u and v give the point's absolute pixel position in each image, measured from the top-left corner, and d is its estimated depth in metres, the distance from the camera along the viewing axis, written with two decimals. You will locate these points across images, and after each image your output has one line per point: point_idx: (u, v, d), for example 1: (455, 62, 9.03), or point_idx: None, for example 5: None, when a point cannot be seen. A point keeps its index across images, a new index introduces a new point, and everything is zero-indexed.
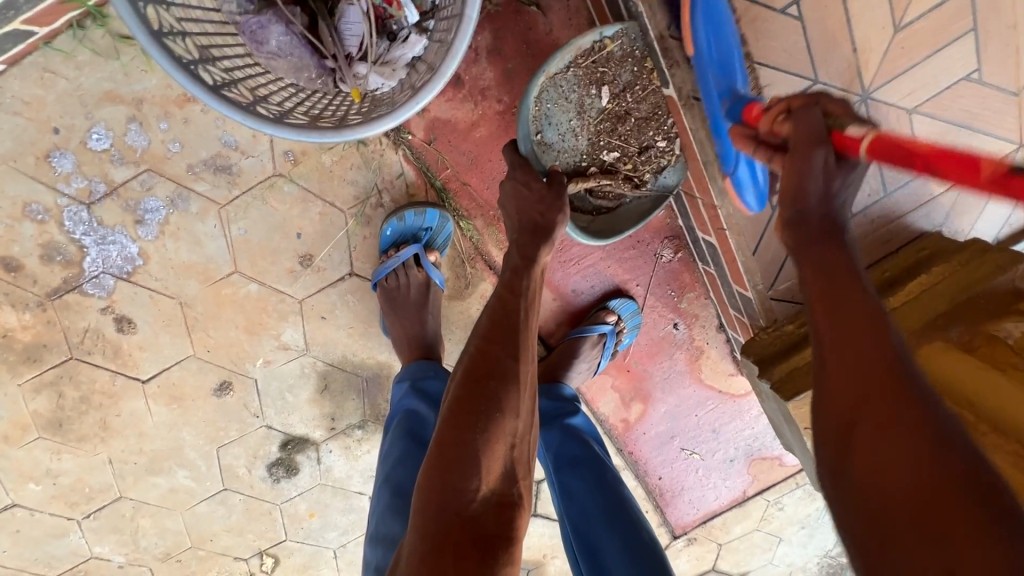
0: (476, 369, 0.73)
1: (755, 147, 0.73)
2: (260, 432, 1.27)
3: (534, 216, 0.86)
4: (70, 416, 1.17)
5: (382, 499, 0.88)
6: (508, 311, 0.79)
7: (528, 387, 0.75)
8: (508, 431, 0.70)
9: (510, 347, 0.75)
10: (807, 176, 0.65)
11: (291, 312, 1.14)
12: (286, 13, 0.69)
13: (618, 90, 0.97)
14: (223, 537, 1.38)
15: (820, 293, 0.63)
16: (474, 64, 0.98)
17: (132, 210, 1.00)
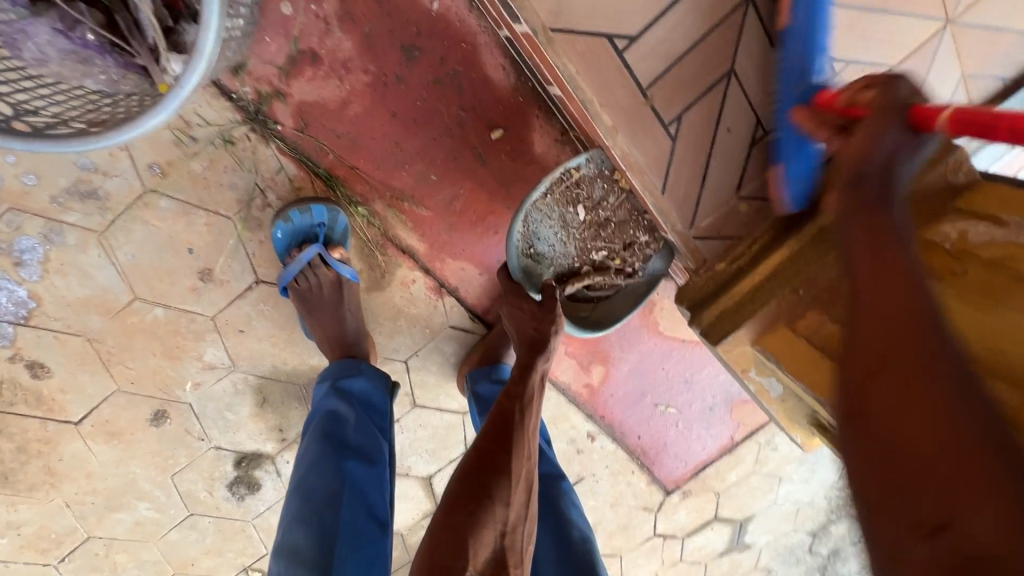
0: (474, 467, 0.80)
1: (817, 127, 0.69)
2: (210, 454, 1.25)
3: (530, 331, 0.96)
4: (13, 467, 1.16)
5: (290, 509, 0.84)
6: (504, 413, 0.88)
7: (522, 481, 0.82)
8: (497, 520, 0.76)
9: (504, 442, 0.83)
10: (874, 147, 0.56)
11: (207, 330, 1.09)
12: (67, 12, 0.64)
13: (594, 202, 1.02)
14: (204, 560, 1.38)
15: (868, 254, 0.49)
16: (328, 35, 0.89)
17: (8, 253, 0.95)
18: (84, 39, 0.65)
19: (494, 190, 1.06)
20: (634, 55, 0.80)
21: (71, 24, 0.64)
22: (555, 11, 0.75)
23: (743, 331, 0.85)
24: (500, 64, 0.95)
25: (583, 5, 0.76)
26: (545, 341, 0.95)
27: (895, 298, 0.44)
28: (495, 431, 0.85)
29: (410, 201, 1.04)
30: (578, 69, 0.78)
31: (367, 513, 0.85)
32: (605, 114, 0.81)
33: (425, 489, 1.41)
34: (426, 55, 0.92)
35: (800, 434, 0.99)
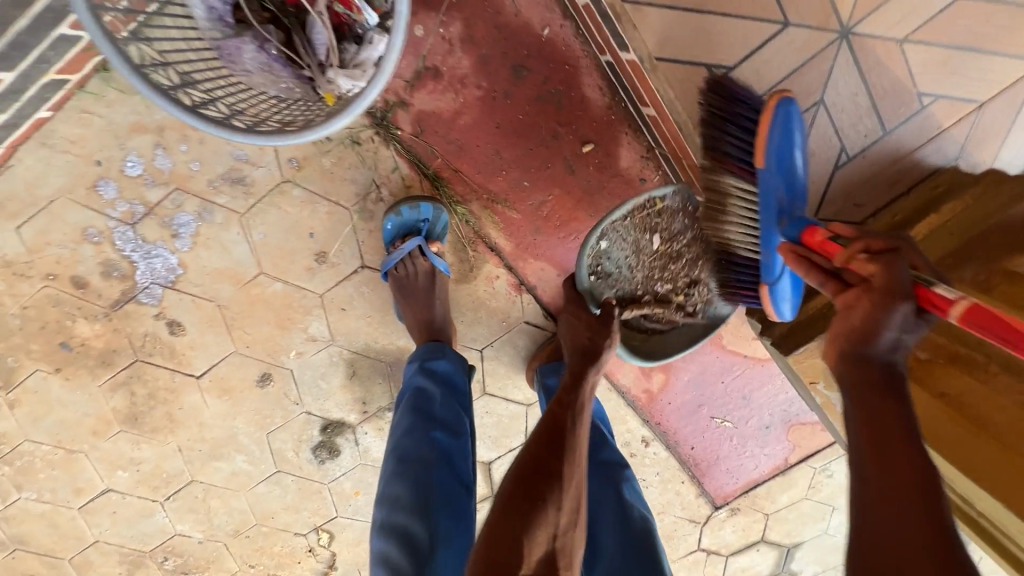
0: (521, 483, 0.79)
1: (808, 269, 0.69)
2: (302, 417, 1.40)
3: (584, 341, 0.99)
4: (142, 410, 1.35)
5: (388, 466, 0.96)
6: (556, 420, 0.89)
7: (574, 487, 0.82)
8: (549, 522, 0.77)
9: (555, 447, 0.84)
10: (880, 326, 0.60)
11: (314, 306, 1.24)
12: (261, 34, 0.77)
13: (669, 236, 1.12)
14: (283, 514, 1.54)
15: (871, 431, 0.57)
16: (450, 55, 1.02)
17: (168, 226, 1.13)
18: (272, 54, 0.79)
19: (580, 199, 1.15)
20: (730, 83, 0.87)
21: (263, 42, 0.78)
22: (661, 43, 0.84)
23: (817, 343, 0.90)
24: (597, 85, 1.05)
25: (686, 38, 0.85)
26: (597, 352, 0.97)
27: (904, 458, 0.54)
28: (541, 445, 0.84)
29: (503, 204, 1.15)
30: (677, 96, 0.86)
31: (454, 477, 0.96)
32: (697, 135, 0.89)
33: (484, 473, 1.51)
34: (532, 75, 1.03)
35: None
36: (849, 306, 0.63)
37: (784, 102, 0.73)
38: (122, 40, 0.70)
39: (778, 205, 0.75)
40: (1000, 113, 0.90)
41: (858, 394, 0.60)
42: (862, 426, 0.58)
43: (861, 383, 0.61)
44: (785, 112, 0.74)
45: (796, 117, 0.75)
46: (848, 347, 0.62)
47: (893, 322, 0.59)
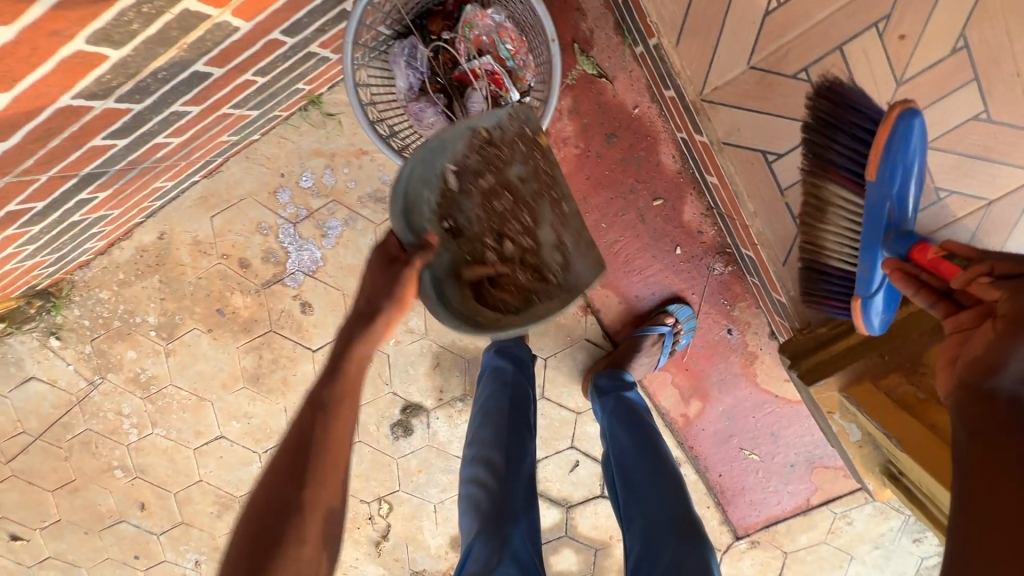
0: (270, 485, 0.66)
1: (918, 288, 0.81)
2: (388, 397, 1.67)
3: (361, 303, 0.79)
4: (264, 372, 1.65)
5: (475, 418, 1.25)
6: (303, 426, 0.70)
7: (332, 490, 0.68)
8: (314, 535, 0.64)
9: (299, 466, 0.67)
10: (1008, 356, 0.64)
11: (417, 303, 1.53)
12: (435, 99, 1.09)
13: (509, 170, 0.96)
14: (354, 480, 1.79)
15: (986, 440, 0.63)
16: (558, 121, 1.31)
17: (321, 228, 1.45)
18: (441, 114, 1.10)
19: (645, 241, 1.41)
20: (780, 165, 1.10)
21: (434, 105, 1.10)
22: (729, 132, 1.08)
23: (833, 378, 1.10)
24: (671, 153, 1.32)
25: (749, 129, 1.07)
26: (374, 311, 0.78)
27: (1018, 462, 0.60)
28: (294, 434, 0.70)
29: None
30: (737, 172, 1.10)
31: (522, 426, 1.23)
32: (749, 203, 1.12)
33: None
34: (620, 141, 1.31)
35: (872, 482, 1.19)
36: (963, 328, 0.73)
37: (905, 116, 0.81)
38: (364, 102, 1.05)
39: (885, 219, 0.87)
40: (1006, 211, 1.10)
41: (971, 410, 0.66)
42: (976, 449, 0.63)
43: (977, 413, 0.65)
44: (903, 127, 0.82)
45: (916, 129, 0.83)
46: (972, 371, 0.67)
47: (1020, 355, 0.64)
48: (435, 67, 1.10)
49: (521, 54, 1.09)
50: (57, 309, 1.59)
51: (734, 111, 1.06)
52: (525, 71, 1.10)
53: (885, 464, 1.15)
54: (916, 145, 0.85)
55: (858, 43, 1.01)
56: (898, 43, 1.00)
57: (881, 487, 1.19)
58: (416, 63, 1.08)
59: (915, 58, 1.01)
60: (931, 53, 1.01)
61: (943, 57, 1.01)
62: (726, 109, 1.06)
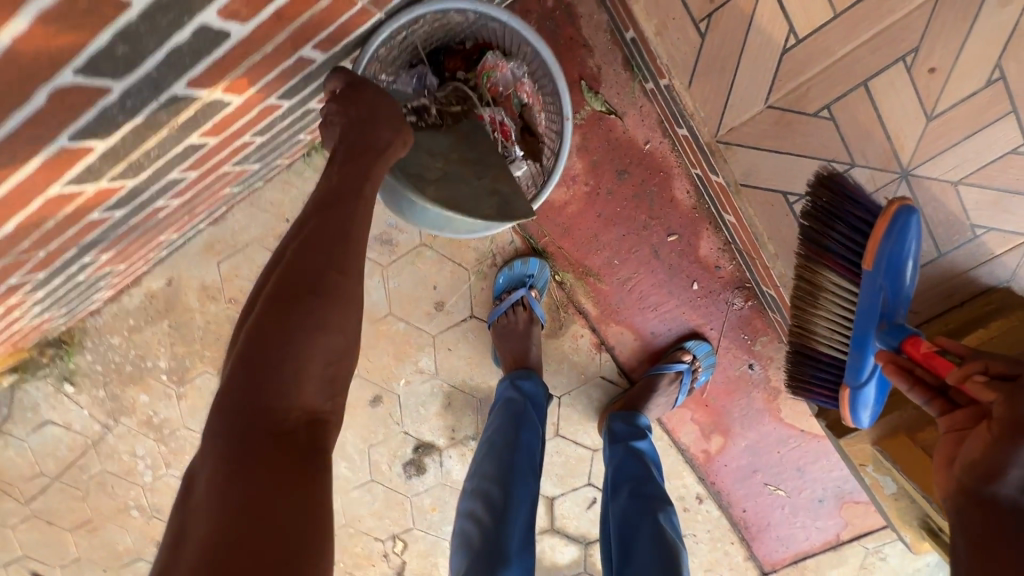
0: (295, 264, 0.62)
1: (913, 382, 0.74)
2: (399, 436, 1.63)
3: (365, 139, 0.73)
4: None
5: (480, 451, 1.20)
6: (322, 227, 0.65)
7: (356, 305, 0.63)
8: (327, 348, 0.61)
9: (326, 257, 0.63)
10: (1006, 464, 0.62)
11: (427, 344, 1.50)
12: None
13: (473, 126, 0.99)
14: (368, 518, 1.76)
15: (984, 548, 0.62)
16: (567, 159, 1.26)
17: None
18: None
19: (660, 277, 1.36)
20: None
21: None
22: (746, 173, 1.03)
23: (864, 431, 1.03)
24: (686, 189, 1.27)
25: (768, 169, 1.02)
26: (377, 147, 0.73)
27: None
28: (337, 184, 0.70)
29: (595, 276, 1.37)
30: (756, 214, 1.05)
31: (529, 465, 1.17)
32: (771, 245, 1.06)
33: (546, 506, 1.69)
34: (632, 178, 1.26)
35: (909, 535, 1.12)
36: (959, 429, 0.69)
37: (905, 211, 0.80)
38: None
39: (881, 309, 0.82)
40: None
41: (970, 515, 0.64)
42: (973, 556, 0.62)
43: (978, 522, 0.63)
44: (901, 221, 0.80)
45: (914, 226, 0.80)
46: (973, 479, 0.64)
47: (1020, 462, 0.61)
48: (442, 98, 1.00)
49: (534, 107, 1.07)
50: (70, 355, 1.60)
51: (752, 152, 1.02)
52: (538, 124, 1.07)
53: (924, 519, 1.05)
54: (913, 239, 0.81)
55: (884, 78, 0.95)
56: (928, 76, 0.94)
57: (919, 541, 1.10)
58: (424, 90, 0.98)
59: (947, 92, 0.94)
60: (965, 86, 0.94)
61: (978, 90, 0.94)
62: (743, 150, 1.02)
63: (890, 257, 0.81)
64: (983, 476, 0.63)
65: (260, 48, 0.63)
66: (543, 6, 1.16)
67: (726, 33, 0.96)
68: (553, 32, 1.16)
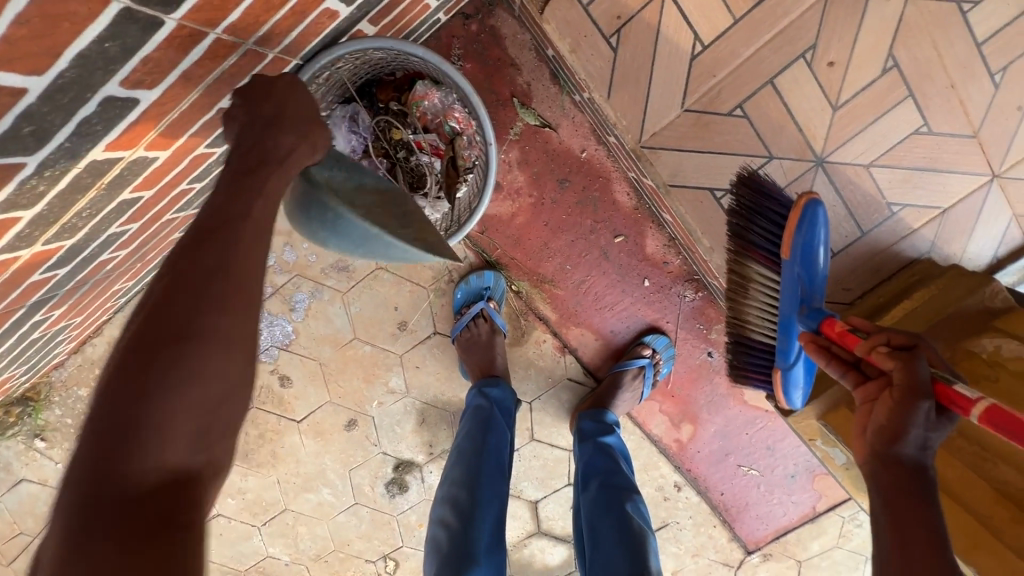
0: (176, 277, 0.53)
1: (830, 358, 0.80)
2: (378, 457, 1.65)
3: (260, 146, 0.63)
4: (252, 448, 1.64)
5: (450, 459, 1.24)
6: (205, 246, 0.55)
7: (243, 336, 0.54)
8: (209, 393, 0.51)
9: (209, 283, 0.53)
10: (905, 425, 0.68)
11: (394, 363, 1.52)
12: (375, 164, 1.05)
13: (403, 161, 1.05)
14: (357, 541, 1.76)
15: (895, 509, 0.66)
16: (508, 173, 1.30)
17: (289, 302, 1.45)
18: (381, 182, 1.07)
19: (613, 277, 1.40)
20: None
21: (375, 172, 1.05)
22: (673, 174, 1.08)
23: (809, 407, 1.09)
24: (626, 191, 1.32)
25: (692, 169, 1.07)
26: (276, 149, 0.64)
27: (923, 532, 0.63)
28: (224, 201, 0.58)
29: (550, 282, 1.41)
30: (688, 211, 1.10)
31: (498, 468, 1.23)
32: (705, 239, 1.11)
33: (530, 510, 1.71)
34: (573, 185, 1.31)
35: (867, 501, 1.16)
36: (870, 400, 0.73)
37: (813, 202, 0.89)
38: None
39: (800, 294, 0.89)
40: (962, 216, 1.10)
41: (884, 477, 0.68)
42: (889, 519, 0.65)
43: (893, 483, 0.68)
44: (812, 213, 0.89)
45: (821, 216, 0.92)
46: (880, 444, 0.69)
47: (917, 423, 0.67)
48: (377, 134, 1.05)
49: (466, 132, 1.07)
50: (37, 412, 1.59)
51: (675, 154, 1.07)
52: (470, 150, 1.08)
53: None
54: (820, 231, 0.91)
55: (788, 76, 1.01)
56: (828, 69, 1.01)
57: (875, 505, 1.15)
58: (358, 127, 1.03)
59: (847, 83, 1.01)
60: (862, 77, 1.01)
61: (875, 78, 1.01)
62: (667, 153, 1.07)
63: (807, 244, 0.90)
64: (889, 439, 0.68)
65: (175, 106, 0.66)
66: (468, 31, 1.21)
67: (636, 46, 1.03)
68: (481, 55, 1.21)
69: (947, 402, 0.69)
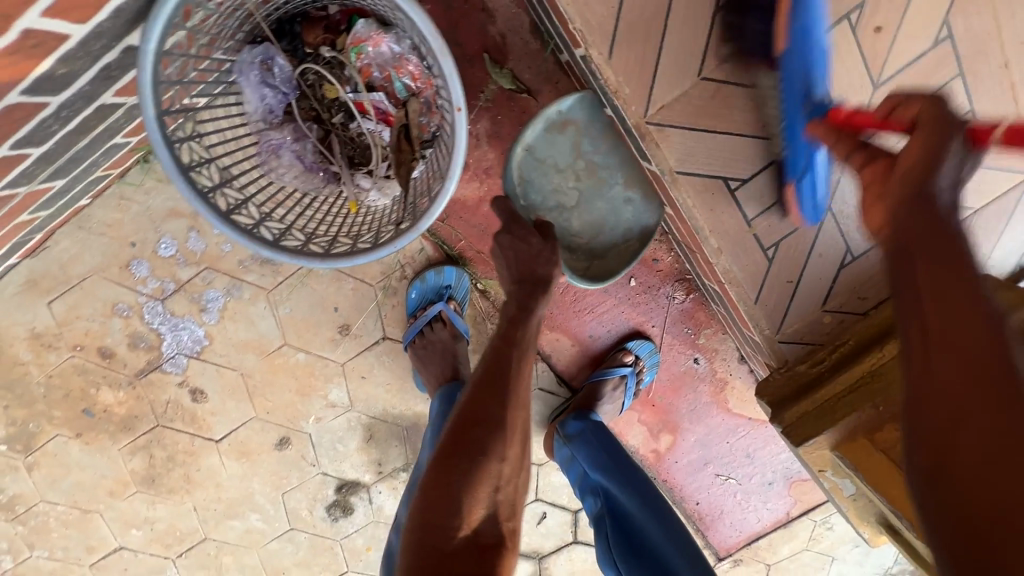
0: (459, 434, 0.79)
1: (836, 138, 0.67)
2: (317, 478, 1.39)
3: (475, 428, 0.78)
4: (160, 472, 1.34)
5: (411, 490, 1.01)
6: (501, 362, 0.84)
7: (514, 439, 0.81)
8: (492, 475, 0.77)
9: (497, 398, 0.81)
10: (936, 162, 0.54)
11: (335, 373, 1.27)
12: (302, 130, 0.80)
13: (263, 155, 0.79)
14: (294, 569, 1.47)
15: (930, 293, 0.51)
16: (476, 148, 1.07)
17: (198, 301, 1.18)
18: (309, 156, 0.81)
19: None
20: (745, 192, 0.92)
21: (303, 140, 0.80)
22: (682, 157, 0.88)
23: (824, 437, 0.94)
24: None
25: (705, 153, 0.89)
26: (526, 317, 0.87)
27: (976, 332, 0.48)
28: (469, 423, 0.79)
29: None
30: (695, 203, 0.91)
31: None
32: (713, 239, 0.93)
33: None
34: None
35: (867, 529, 1.05)
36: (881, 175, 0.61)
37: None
38: (177, 137, 0.67)
39: (804, 90, 0.73)
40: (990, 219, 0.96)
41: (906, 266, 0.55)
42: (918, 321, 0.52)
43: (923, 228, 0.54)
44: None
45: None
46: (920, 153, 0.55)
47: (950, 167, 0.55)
48: (304, 90, 0.80)
49: (424, 94, 0.81)
50: None
51: (686, 133, 0.87)
52: (429, 118, 0.81)
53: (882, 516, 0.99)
54: (817, 40, 0.73)
55: (827, 40, 0.83)
56: (873, 36, 0.83)
57: (877, 534, 1.05)
58: (273, 80, 0.77)
59: (892, 58, 0.84)
60: (907, 52, 0.84)
61: (925, 50, 0.84)
62: (677, 131, 0.87)
63: (803, 29, 0.73)
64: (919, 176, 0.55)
65: None
66: None
67: None
68: None
69: (982, 140, 0.56)
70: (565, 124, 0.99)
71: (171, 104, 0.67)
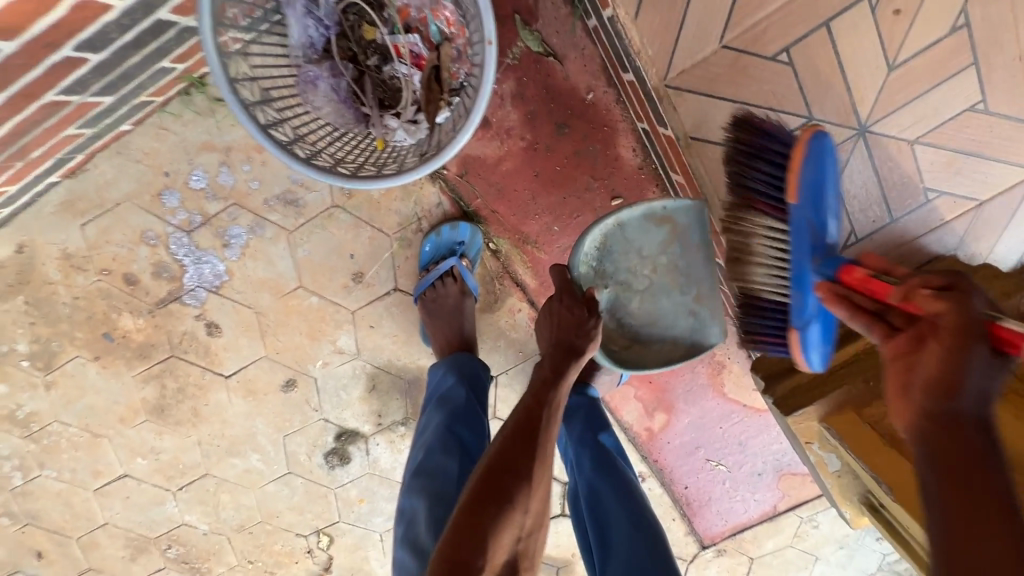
0: (492, 476, 0.78)
1: (853, 312, 0.68)
2: (318, 424, 1.43)
3: (506, 476, 0.78)
4: (170, 403, 1.40)
5: (417, 453, 1.02)
6: (532, 416, 0.85)
7: (540, 488, 0.81)
8: (514, 525, 0.76)
9: (529, 449, 0.81)
10: (961, 368, 0.55)
11: (345, 321, 1.32)
12: (338, 68, 0.84)
13: (302, 85, 0.84)
14: (287, 514, 1.53)
15: (932, 445, 0.55)
16: (500, 108, 1.11)
17: (222, 236, 1.23)
18: (343, 89, 0.85)
19: None
20: None
21: (338, 77, 0.85)
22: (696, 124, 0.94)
23: (812, 408, 0.97)
24: (632, 146, 1.13)
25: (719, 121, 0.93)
26: (563, 367, 0.90)
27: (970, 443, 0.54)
28: (505, 467, 0.79)
29: (533, 245, 1.22)
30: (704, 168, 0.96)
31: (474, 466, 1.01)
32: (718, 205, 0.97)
33: None
34: (573, 132, 1.12)
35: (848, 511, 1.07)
36: (902, 354, 0.61)
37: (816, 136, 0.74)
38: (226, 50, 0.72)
39: (810, 241, 0.74)
40: (994, 213, 0.97)
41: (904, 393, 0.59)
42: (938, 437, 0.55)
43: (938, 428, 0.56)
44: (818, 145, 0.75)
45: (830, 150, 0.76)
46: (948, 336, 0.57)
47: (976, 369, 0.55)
48: (344, 28, 0.85)
49: (457, 41, 0.84)
50: None
51: (703, 99, 0.92)
52: (459, 65, 0.84)
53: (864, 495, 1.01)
54: (830, 172, 0.76)
55: (848, 17, 0.88)
56: (893, 18, 0.88)
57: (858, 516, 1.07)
58: (318, 12, 0.82)
59: (909, 41, 0.88)
60: (922, 38, 0.88)
61: (941, 37, 0.88)
62: (693, 97, 0.92)
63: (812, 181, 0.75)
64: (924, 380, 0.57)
65: None
66: None
67: None
68: None
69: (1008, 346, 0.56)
70: (664, 220, 1.00)
71: (226, 18, 0.72)
